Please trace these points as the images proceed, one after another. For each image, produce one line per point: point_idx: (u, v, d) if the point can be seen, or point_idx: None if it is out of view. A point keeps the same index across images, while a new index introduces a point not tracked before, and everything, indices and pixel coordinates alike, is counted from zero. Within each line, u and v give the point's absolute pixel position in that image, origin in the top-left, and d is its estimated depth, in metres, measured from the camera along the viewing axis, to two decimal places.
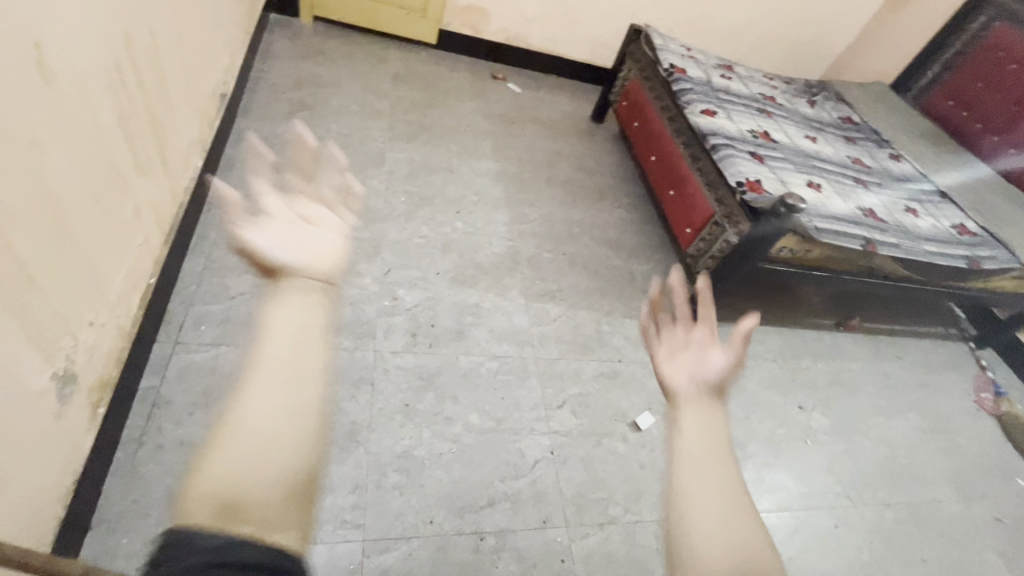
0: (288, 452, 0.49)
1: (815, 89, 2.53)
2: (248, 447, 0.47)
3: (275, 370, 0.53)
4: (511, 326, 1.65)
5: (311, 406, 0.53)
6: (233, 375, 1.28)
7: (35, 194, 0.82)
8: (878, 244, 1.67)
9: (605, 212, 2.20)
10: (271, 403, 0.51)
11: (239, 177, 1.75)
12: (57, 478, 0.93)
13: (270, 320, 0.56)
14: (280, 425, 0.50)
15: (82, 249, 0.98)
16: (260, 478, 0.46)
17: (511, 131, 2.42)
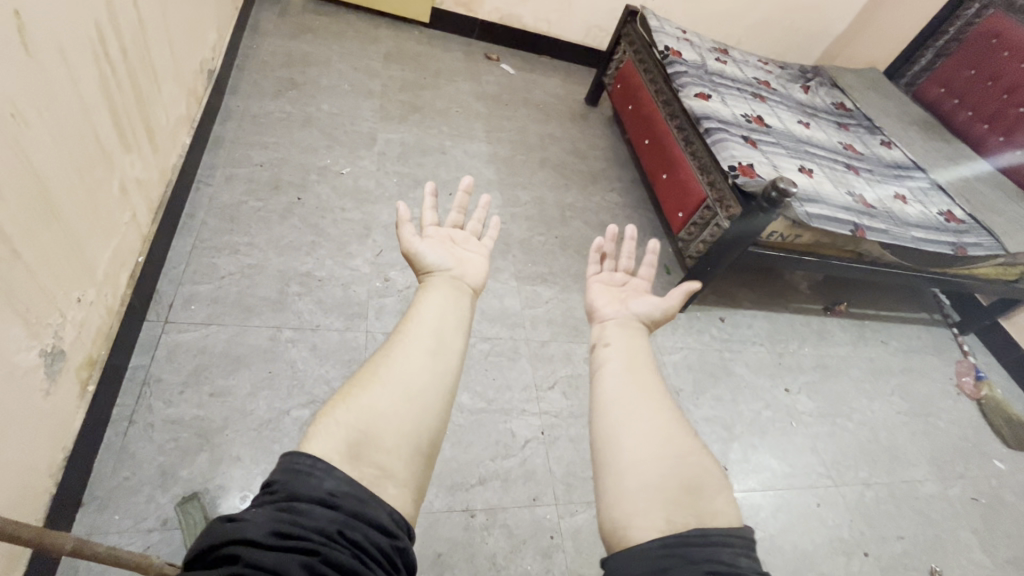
0: (420, 408, 0.59)
1: (809, 74, 2.52)
2: (393, 397, 0.58)
3: (420, 342, 0.66)
4: (503, 309, 1.65)
5: (444, 377, 0.64)
6: (223, 355, 1.28)
7: (17, 168, 0.80)
8: (867, 229, 1.69)
9: (598, 195, 2.20)
10: (416, 370, 0.62)
11: (228, 155, 1.73)
12: (46, 455, 0.93)
13: (422, 309, 0.71)
14: (418, 385, 0.61)
15: (70, 225, 0.97)
16: (392, 426, 0.56)
17: (504, 113, 2.40)
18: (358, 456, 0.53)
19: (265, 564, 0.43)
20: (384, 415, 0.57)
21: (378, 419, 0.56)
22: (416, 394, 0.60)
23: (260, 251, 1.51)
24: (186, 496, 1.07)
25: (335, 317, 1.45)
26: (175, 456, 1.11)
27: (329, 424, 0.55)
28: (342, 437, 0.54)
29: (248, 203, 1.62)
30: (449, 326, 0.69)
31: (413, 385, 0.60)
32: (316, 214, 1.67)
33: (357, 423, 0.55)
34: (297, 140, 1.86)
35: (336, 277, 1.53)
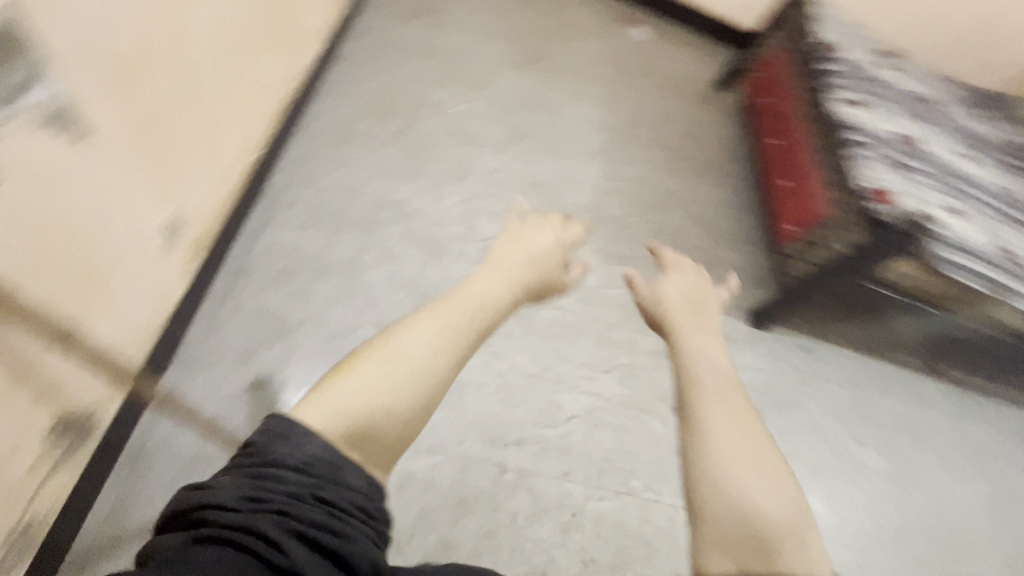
0: (402, 398, 0.67)
1: (995, 101, 2.15)
2: (380, 384, 0.67)
3: (428, 339, 0.72)
4: (579, 282, 1.62)
5: (430, 374, 0.70)
6: (312, 261, 1.35)
7: (162, 45, 0.87)
8: (1015, 294, 1.44)
9: (704, 188, 2.07)
10: (408, 363, 0.69)
11: (351, 71, 1.77)
12: (152, 312, 1.04)
13: (444, 310, 0.78)
14: (406, 377, 0.68)
15: (206, 111, 1.04)
16: (372, 415, 0.65)
17: (626, 82, 2.27)
18: (348, 437, 0.63)
19: (237, 520, 0.52)
20: (375, 400, 0.66)
21: (372, 401, 0.66)
22: (411, 380, 0.69)
23: (361, 171, 1.56)
24: (259, 380, 1.17)
25: (417, 251, 1.48)
26: (254, 342, 1.21)
27: (322, 401, 0.65)
28: (332, 412, 0.64)
29: (360, 122, 1.66)
30: (467, 328, 0.77)
31: (415, 373, 0.69)
32: (421, 146, 1.69)
33: (349, 411, 0.64)
34: (417, 69, 1.87)
35: (426, 213, 1.56)
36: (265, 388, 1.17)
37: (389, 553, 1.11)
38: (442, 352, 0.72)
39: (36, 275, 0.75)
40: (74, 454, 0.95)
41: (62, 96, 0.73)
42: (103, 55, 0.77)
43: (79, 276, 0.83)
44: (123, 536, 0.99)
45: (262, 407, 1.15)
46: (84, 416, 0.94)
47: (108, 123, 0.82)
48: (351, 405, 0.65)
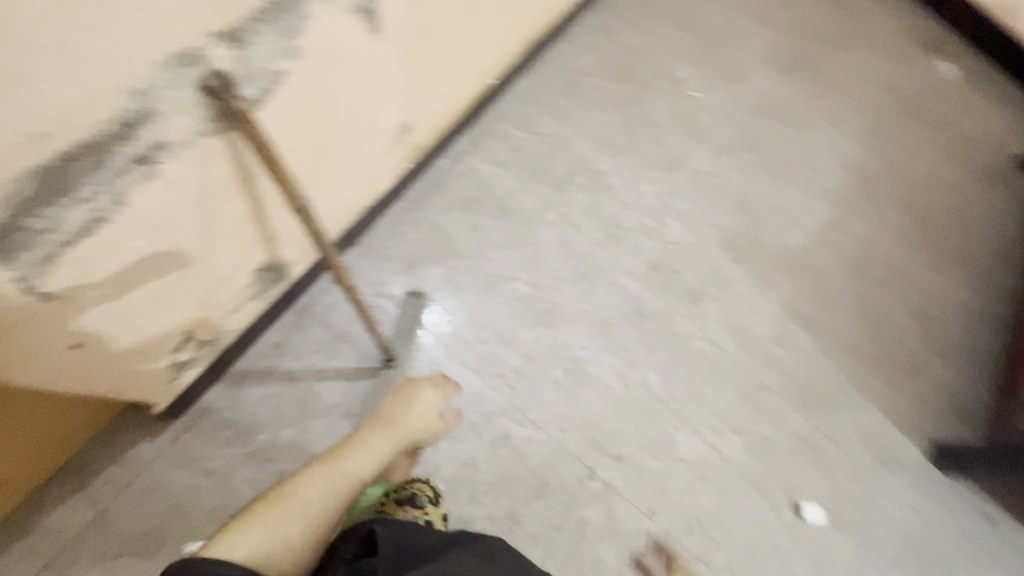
0: (302, 530, 0.87)
1: None
2: (282, 521, 0.85)
3: (324, 489, 0.93)
4: (747, 325, 1.45)
5: (326, 509, 0.91)
6: (499, 200, 1.37)
7: None
8: None
9: (946, 281, 1.68)
10: (309, 498, 0.90)
11: (605, 23, 1.68)
12: (363, 197, 1.11)
13: (342, 460, 0.98)
14: (304, 514, 0.88)
15: (471, 26, 1.05)
16: (279, 545, 0.83)
17: (902, 124, 1.89)
18: (267, 562, 0.81)
19: None
20: (272, 535, 0.83)
21: (267, 539, 0.83)
22: (300, 516, 0.88)
23: (575, 128, 1.51)
24: (417, 294, 1.24)
25: (595, 227, 1.42)
26: (422, 255, 1.28)
27: (237, 537, 0.81)
28: (253, 546, 0.81)
29: (593, 78, 1.59)
30: (354, 482, 0.96)
31: (307, 518, 0.88)
32: (643, 122, 1.59)
33: (261, 540, 0.82)
34: (670, 39, 1.73)
35: (621, 193, 1.48)
36: (418, 303, 1.23)
37: (462, 498, 1.14)
38: (336, 490, 0.94)
39: (296, 140, 0.85)
40: (267, 293, 1.08)
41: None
42: None
43: (321, 150, 0.91)
44: (272, 371, 1.14)
45: (409, 318, 1.22)
46: (284, 262, 1.06)
47: (394, 20, 0.87)
48: (250, 547, 0.81)
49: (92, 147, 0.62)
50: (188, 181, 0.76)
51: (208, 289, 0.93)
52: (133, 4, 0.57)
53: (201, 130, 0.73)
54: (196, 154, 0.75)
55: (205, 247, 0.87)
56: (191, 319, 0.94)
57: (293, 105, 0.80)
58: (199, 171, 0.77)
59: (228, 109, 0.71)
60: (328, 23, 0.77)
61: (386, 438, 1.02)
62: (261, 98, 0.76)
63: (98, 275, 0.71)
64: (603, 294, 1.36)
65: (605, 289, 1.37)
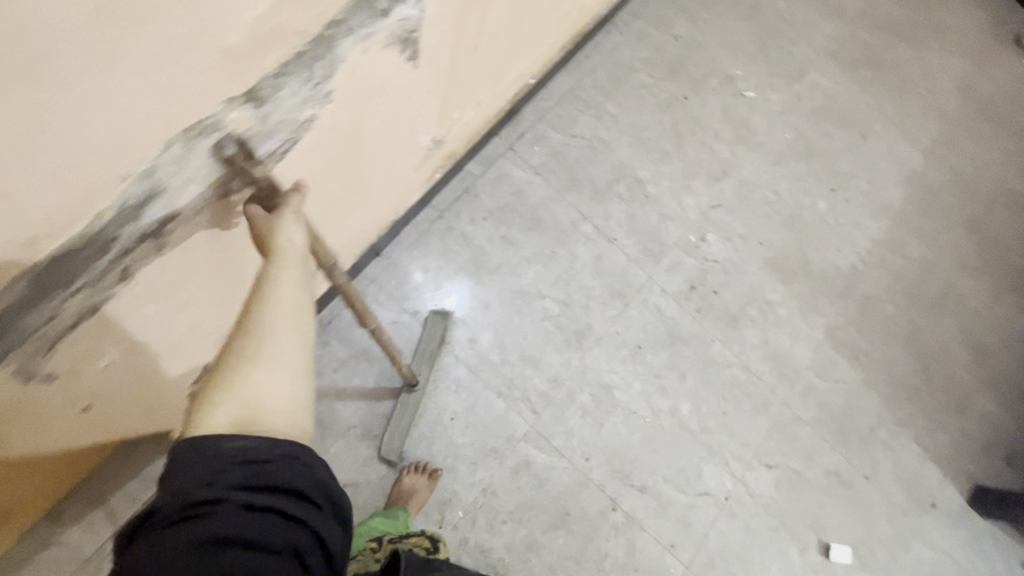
0: (285, 384, 0.56)
1: None
2: (243, 392, 0.55)
3: (275, 327, 0.58)
4: (787, 353, 1.37)
5: (295, 356, 0.58)
6: (531, 210, 1.29)
7: None
8: None
9: (1007, 310, 1.57)
10: (278, 339, 0.57)
11: (656, 9, 1.54)
12: (385, 213, 1.04)
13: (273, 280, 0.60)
14: (273, 372, 0.56)
15: (515, 35, 0.95)
16: (265, 405, 0.55)
17: (976, 131, 1.73)
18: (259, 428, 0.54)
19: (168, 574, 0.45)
20: (244, 404, 0.54)
21: (240, 411, 0.54)
22: (273, 364, 0.57)
23: (617, 130, 1.40)
24: (443, 313, 1.19)
25: (633, 242, 1.34)
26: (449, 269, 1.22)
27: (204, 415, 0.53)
28: (236, 412, 0.54)
29: (640, 74, 1.46)
30: (296, 308, 0.59)
31: (283, 364, 0.57)
32: (690, 124, 1.46)
33: (242, 412, 0.54)
34: (727, 29, 1.57)
35: (662, 205, 1.38)
36: (442, 322, 1.19)
37: (480, 525, 1.11)
38: (300, 326, 0.59)
39: (329, 177, 0.77)
40: None
41: (418, 20, 0.67)
42: None
43: (351, 180, 0.83)
44: None
45: (433, 337, 1.18)
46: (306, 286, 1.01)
47: (437, 40, 0.74)
48: (233, 419, 0.53)
49: (88, 248, 0.52)
50: (212, 239, 0.68)
51: (226, 330, 0.87)
52: (193, 102, 0.50)
53: (217, 194, 0.62)
54: (217, 216, 0.65)
55: (226, 295, 0.80)
56: (206, 360, 0.89)
57: (330, 151, 0.72)
58: (217, 230, 0.67)
59: (255, 176, 0.60)
60: (361, 60, 0.64)
61: (290, 272, 0.61)
62: (285, 147, 0.65)
63: (108, 351, 0.67)
64: (636, 315, 1.29)
65: (638, 309, 1.29)
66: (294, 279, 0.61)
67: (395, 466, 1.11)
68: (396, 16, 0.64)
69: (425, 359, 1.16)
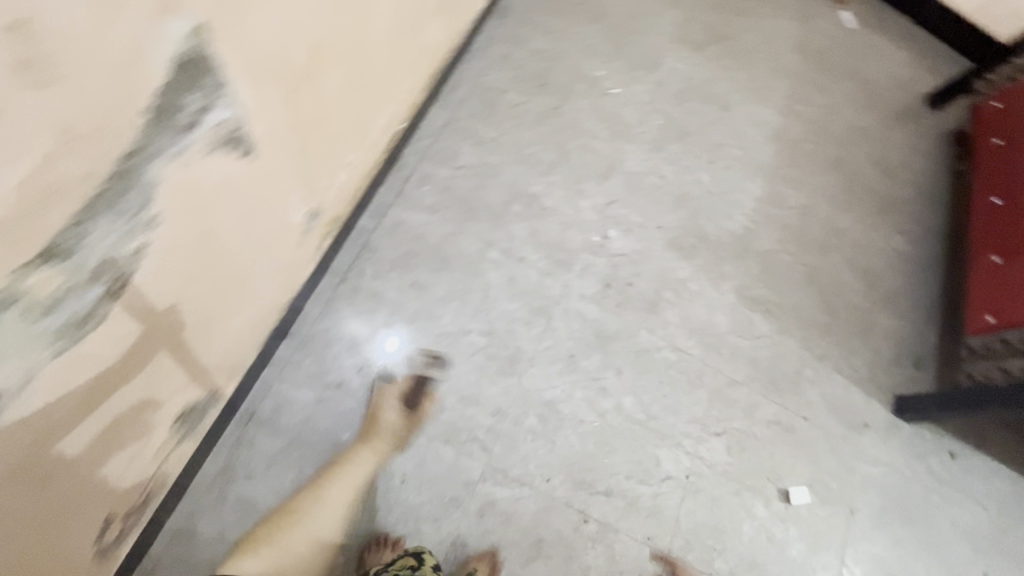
0: (288, 561, 1.02)
1: None
2: (268, 555, 1.01)
3: (332, 503, 1.07)
4: (708, 323, 1.44)
5: (319, 535, 1.05)
6: (435, 250, 1.28)
7: (345, 31, 0.83)
8: None
9: (882, 233, 1.74)
10: (330, 508, 1.07)
11: (510, 29, 1.58)
12: (279, 294, 1.03)
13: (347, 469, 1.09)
14: (297, 543, 1.03)
15: (366, 95, 0.97)
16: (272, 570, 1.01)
17: (818, 80, 1.91)
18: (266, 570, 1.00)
19: None
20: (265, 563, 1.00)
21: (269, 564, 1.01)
22: (297, 542, 1.03)
23: (501, 152, 1.42)
24: (397, 383, 1.15)
25: (541, 256, 1.36)
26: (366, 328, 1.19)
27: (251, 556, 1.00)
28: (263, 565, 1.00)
29: (509, 94, 1.50)
30: (348, 491, 1.08)
31: (309, 535, 1.05)
32: (568, 131, 1.52)
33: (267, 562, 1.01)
34: (581, 35, 1.65)
35: (560, 214, 1.41)
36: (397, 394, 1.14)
37: None
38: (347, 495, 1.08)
39: (194, 284, 0.78)
40: (192, 431, 0.99)
41: (237, 119, 0.71)
42: (296, 54, 0.76)
43: (229, 277, 0.85)
44: (226, 497, 1.06)
45: (386, 409, 1.14)
46: (207, 395, 0.98)
47: (268, 127, 0.77)
48: (260, 565, 1.00)
49: None
50: (60, 398, 0.64)
51: (121, 472, 0.83)
52: None
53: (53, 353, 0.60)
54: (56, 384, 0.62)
55: (103, 446, 0.76)
56: (105, 509, 0.84)
57: (190, 261, 0.75)
58: (63, 394, 0.64)
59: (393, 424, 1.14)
60: (183, 175, 0.67)
61: (337, 486, 1.08)
62: (115, 288, 0.65)
63: None
64: (561, 326, 1.31)
65: (562, 320, 1.31)
66: (343, 486, 1.08)
67: (356, 546, 1.08)
68: (209, 123, 0.67)
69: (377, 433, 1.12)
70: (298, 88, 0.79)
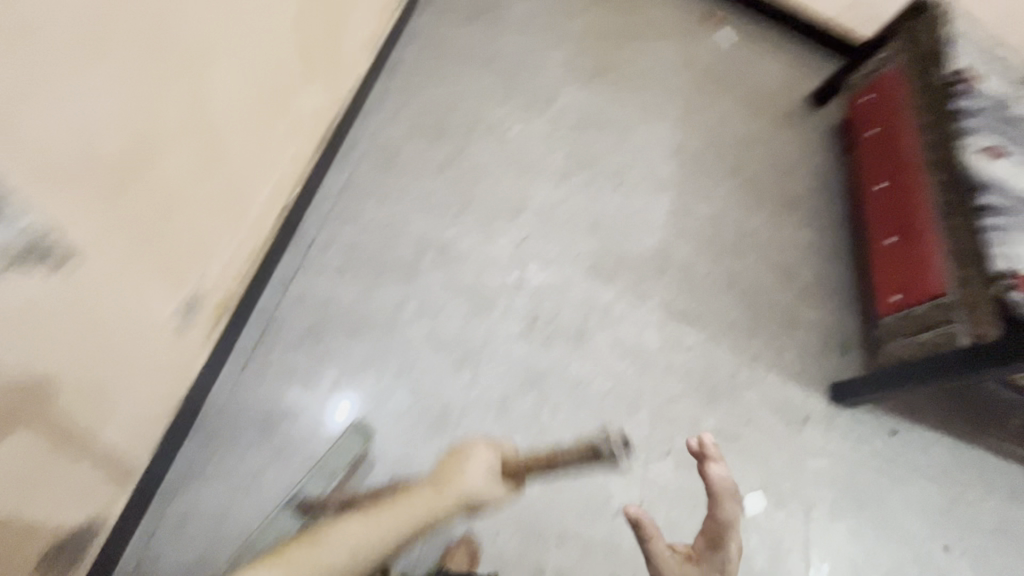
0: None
1: None
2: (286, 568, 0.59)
3: (365, 537, 0.63)
4: (638, 343, 1.44)
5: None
6: (348, 315, 1.24)
7: (183, 118, 0.80)
8: None
9: (790, 229, 1.82)
10: (344, 541, 0.62)
11: (403, 81, 1.59)
12: (163, 394, 1.00)
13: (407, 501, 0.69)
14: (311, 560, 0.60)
15: (229, 176, 0.95)
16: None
17: (708, 94, 2.03)
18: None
19: None
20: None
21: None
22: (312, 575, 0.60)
23: (407, 205, 1.41)
24: (366, 433, 1.12)
25: (461, 302, 1.34)
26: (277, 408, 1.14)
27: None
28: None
29: (408, 145, 1.50)
30: (391, 532, 0.65)
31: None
32: (473, 174, 1.52)
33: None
34: (475, 79, 1.68)
35: (475, 257, 1.40)
36: (362, 444, 1.11)
37: None
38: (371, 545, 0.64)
39: (33, 402, 0.71)
40: (75, 562, 0.91)
41: (34, 227, 0.61)
42: (118, 150, 0.71)
43: (90, 390, 0.81)
44: None
45: (345, 455, 1.10)
46: (87, 520, 0.91)
47: (93, 232, 0.71)
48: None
49: None
50: None
51: None
52: None
53: None
54: None
55: None
56: None
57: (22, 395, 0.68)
58: None
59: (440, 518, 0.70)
60: None
61: (396, 516, 0.67)
62: None
63: None
64: (490, 372, 1.28)
65: (490, 365, 1.28)
66: (395, 521, 0.66)
67: None
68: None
69: (326, 478, 1.07)
70: (131, 185, 0.75)
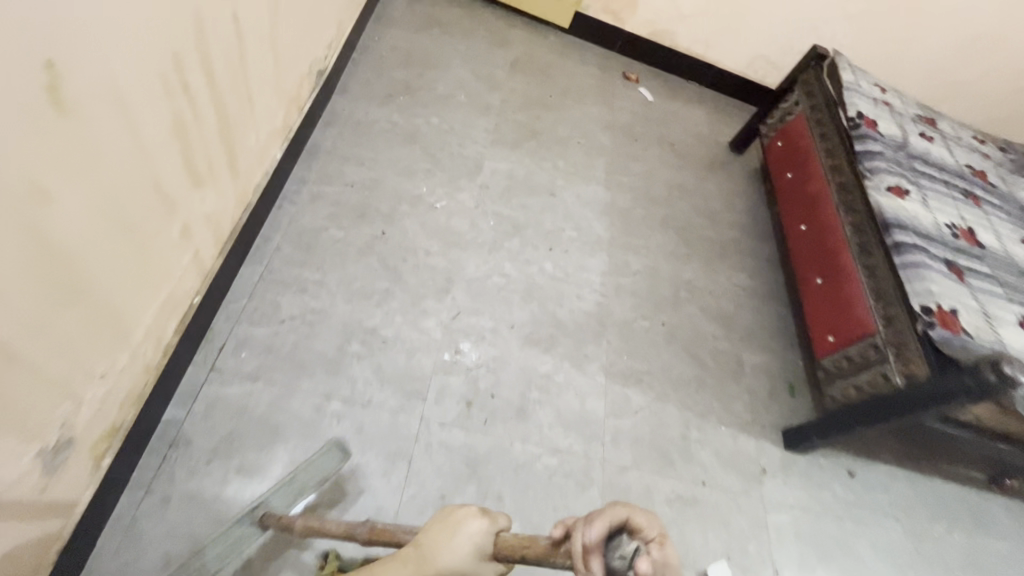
0: None
1: None
2: None
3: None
4: (582, 413, 1.39)
5: None
6: (265, 423, 1.14)
7: (15, 250, 0.63)
8: (1001, 325, 1.28)
9: (723, 275, 1.86)
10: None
11: (322, 166, 1.57)
12: (28, 560, 0.80)
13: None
14: None
15: (90, 300, 0.78)
16: None
17: (630, 152, 2.10)
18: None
19: None
20: None
21: None
22: None
23: (328, 293, 1.35)
24: (345, 451, 1.09)
25: (391, 392, 1.26)
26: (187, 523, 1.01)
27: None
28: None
29: (328, 231, 1.46)
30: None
31: None
32: (398, 253, 1.49)
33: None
34: (398, 157, 1.68)
35: (404, 341, 1.34)
36: (339, 463, 1.08)
37: None
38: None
39: None
40: None
41: None
42: None
43: None
44: None
45: (318, 471, 1.06)
46: None
47: None
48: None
49: None
50: None
51: None
52: None
53: None
54: None
55: None
56: None
57: None
58: None
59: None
60: None
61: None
62: None
63: None
64: (426, 466, 1.20)
65: (426, 459, 1.20)
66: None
67: None
68: None
69: (293, 491, 1.03)
70: None
